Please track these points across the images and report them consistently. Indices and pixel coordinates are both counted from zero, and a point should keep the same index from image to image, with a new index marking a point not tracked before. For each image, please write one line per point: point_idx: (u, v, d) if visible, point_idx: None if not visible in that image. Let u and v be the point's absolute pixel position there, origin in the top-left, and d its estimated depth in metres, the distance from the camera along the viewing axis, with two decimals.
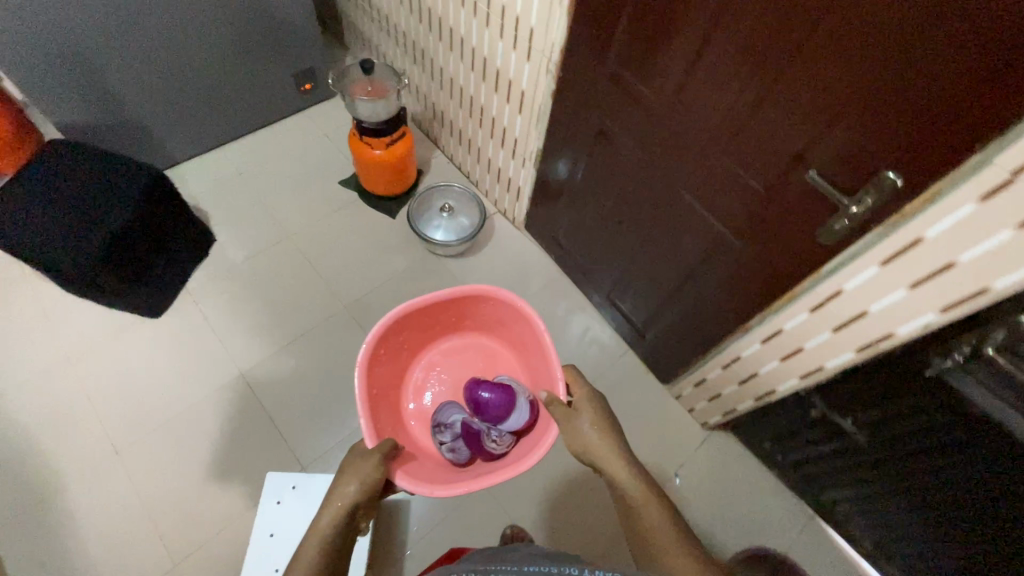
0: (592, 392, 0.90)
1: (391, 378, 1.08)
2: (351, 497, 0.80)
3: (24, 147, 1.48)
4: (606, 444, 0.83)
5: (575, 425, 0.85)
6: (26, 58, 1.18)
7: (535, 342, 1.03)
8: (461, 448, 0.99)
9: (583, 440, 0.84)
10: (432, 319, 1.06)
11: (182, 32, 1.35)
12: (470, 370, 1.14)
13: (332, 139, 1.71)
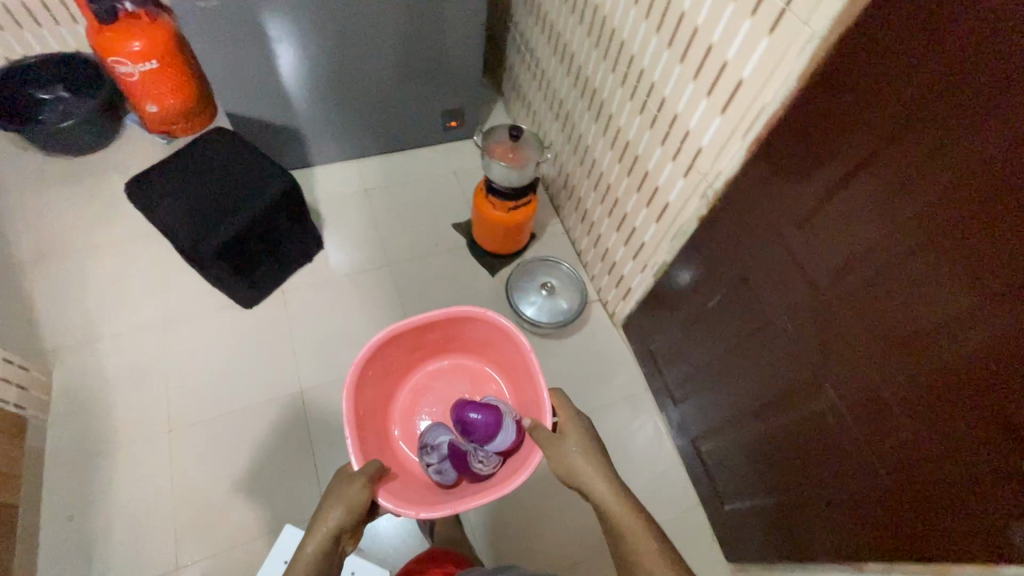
0: (577, 417, 0.88)
1: (377, 399, 1.06)
2: (333, 523, 0.76)
3: (197, 120, 1.66)
4: (590, 468, 0.81)
5: (562, 452, 0.82)
6: (221, 51, 1.29)
7: (522, 362, 1.03)
8: (449, 469, 0.97)
9: (572, 471, 0.81)
10: (419, 340, 1.06)
11: (358, 54, 1.41)
12: (459, 390, 1.14)
13: (459, 180, 1.71)
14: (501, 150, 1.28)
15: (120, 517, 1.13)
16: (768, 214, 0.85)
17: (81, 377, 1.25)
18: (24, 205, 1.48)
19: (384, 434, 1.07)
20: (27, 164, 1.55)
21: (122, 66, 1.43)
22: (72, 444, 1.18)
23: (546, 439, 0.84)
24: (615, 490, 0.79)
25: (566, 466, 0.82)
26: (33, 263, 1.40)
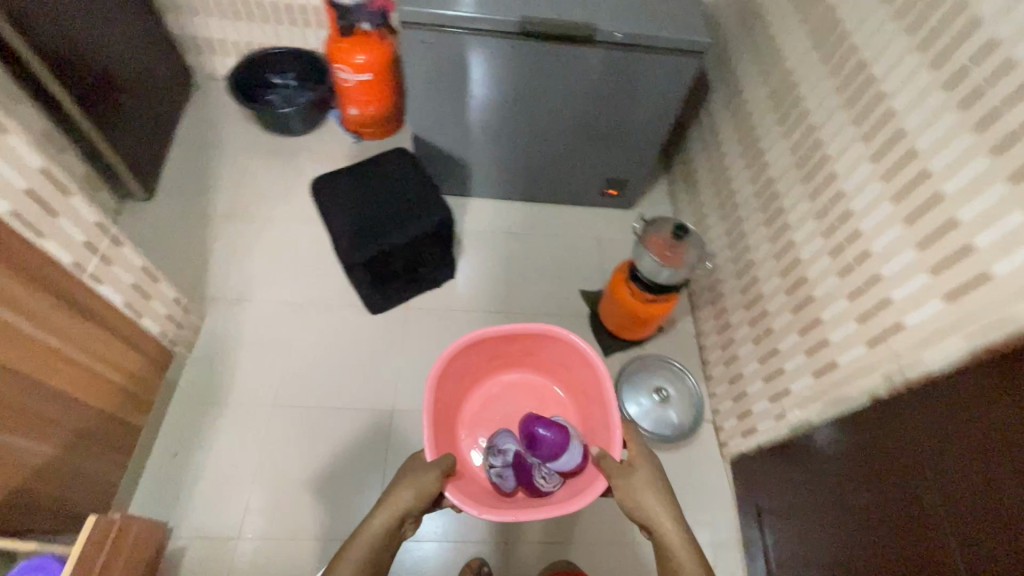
0: (646, 456, 0.95)
1: (453, 398, 1.16)
2: (406, 501, 0.86)
3: (384, 128, 1.82)
4: (658, 505, 0.88)
5: (632, 484, 0.90)
6: (428, 84, 1.39)
7: (595, 390, 1.10)
8: (509, 476, 1.04)
9: (641, 503, 0.89)
10: (500, 350, 1.15)
11: (546, 111, 1.44)
12: (526, 405, 1.22)
13: (600, 248, 1.68)
14: (658, 243, 1.21)
15: (211, 467, 1.23)
16: (966, 438, 0.69)
17: (224, 329, 1.41)
18: (233, 166, 1.73)
19: (453, 433, 1.16)
20: (247, 132, 1.81)
21: (344, 71, 1.60)
22: (198, 387, 1.32)
23: (622, 469, 0.92)
24: (679, 531, 0.86)
25: (636, 500, 0.89)
26: (223, 217, 1.61)
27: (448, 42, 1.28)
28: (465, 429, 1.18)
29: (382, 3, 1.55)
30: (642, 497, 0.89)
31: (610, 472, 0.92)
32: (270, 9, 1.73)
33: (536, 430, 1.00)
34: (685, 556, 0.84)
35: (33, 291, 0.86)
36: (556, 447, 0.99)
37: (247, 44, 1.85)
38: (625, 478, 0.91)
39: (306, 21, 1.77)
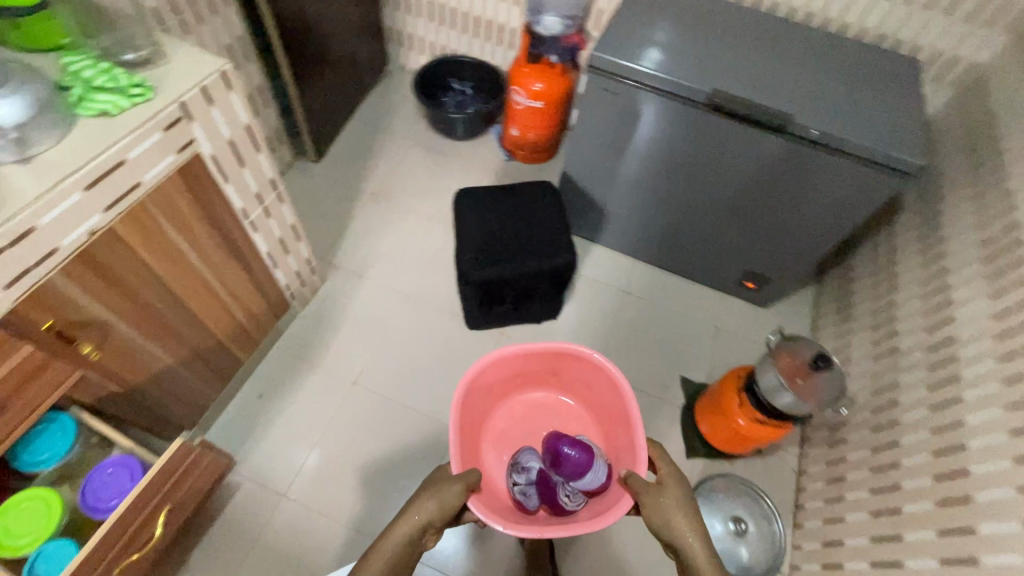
0: (676, 475, 0.87)
1: (479, 415, 1.16)
2: (428, 513, 0.81)
3: (538, 154, 1.84)
4: (686, 528, 0.80)
5: (660, 504, 0.82)
6: (595, 130, 1.37)
7: (618, 412, 1.08)
8: (533, 493, 1.01)
9: (670, 526, 0.81)
10: (524, 368, 1.15)
11: (704, 185, 1.36)
12: (548, 424, 1.21)
13: (716, 338, 1.55)
14: (789, 366, 1.09)
15: (284, 419, 1.30)
16: None
17: (338, 297, 1.50)
18: (394, 152, 1.86)
19: (478, 449, 1.15)
20: (416, 125, 1.94)
21: (518, 94, 1.65)
22: (299, 341, 1.42)
23: (651, 488, 0.84)
24: (711, 560, 0.77)
25: (666, 523, 0.81)
26: (371, 195, 1.74)
27: (627, 95, 1.26)
28: (488, 446, 1.18)
29: (575, 40, 1.59)
30: (671, 520, 0.81)
31: (638, 490, 0.85)
32: (472, 22, 1.85)
33: (559, 446, 0.97)
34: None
35: (205, 225, 0.97)
36: (580, 464, 0.95)
37: (443, 48, 1.99)
38: (654, 497, 0.83)
39: (501, 40, 1.86)
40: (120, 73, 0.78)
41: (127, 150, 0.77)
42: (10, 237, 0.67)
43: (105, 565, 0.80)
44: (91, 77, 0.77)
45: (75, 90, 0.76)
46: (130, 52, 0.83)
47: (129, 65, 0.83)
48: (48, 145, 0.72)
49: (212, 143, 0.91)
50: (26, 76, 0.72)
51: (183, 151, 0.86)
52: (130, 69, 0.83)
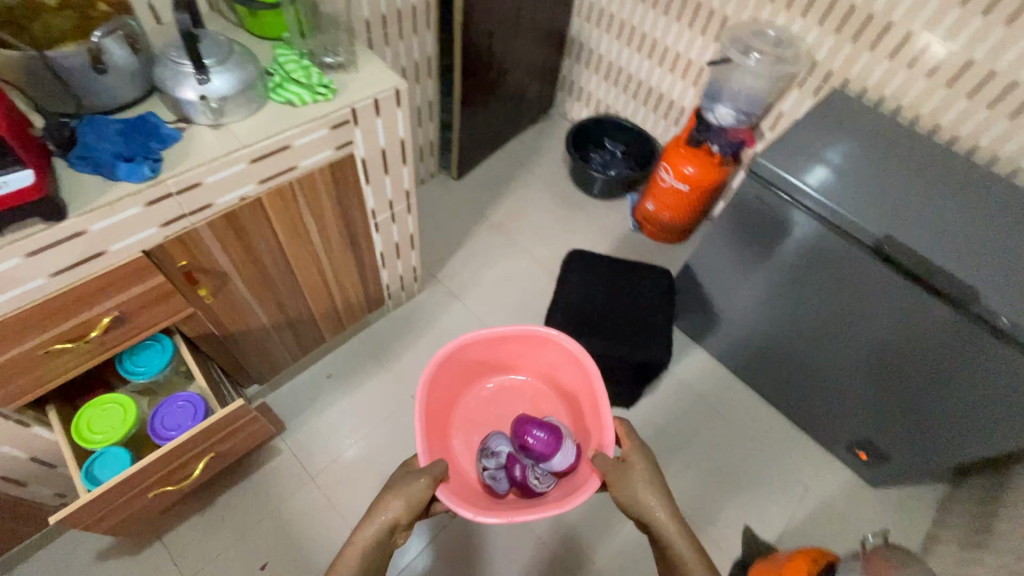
0: (639, 449, 0.94)
1: (448, 400, 1.20)
2: (395, 512, 0.81)
3: (667, 234, 1.80)
4: (647, 491, 0.88)
5: (628, 483, 0.89)
6: (734, 234, 1.28)
7: (584, 392, 1.14)
8: (503, 477, 1.07)
9: (640, 503, 0.88)
10: (494, 352, 1.19)
11: (826, 322, 1.22)
12: (517, 407, 1.26)
13: (800, 497, 1.35)
14: (879, 567, 0.90)
15: (340, 406, 1.36)
16: None
17: (429, 308, 1.56)
18: (527, 192, 1.93)
19: (447, 434, 1.19)
20: (556, 173, 2.00)
21: (665, 172, 1.64)
22: (380, 336, 1.49)
23: (618, 467, 0.91)
24: (671, 514, 0.87)
25: (637, 500, 0.88)
26: (492, 225, 1.81)
27: (781, 210, 1.15)
28: (458, 430, 1.21)
29: (744, 136, 1.49)
30: (641, 497, 0.88)
31: (608, 473, 0.91)
32: (644, 91, 1.86)
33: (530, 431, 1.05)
34: (690, 554, 0.84)
35: (336, 215, 1.05)
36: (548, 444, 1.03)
37: (606, 107, 2.02)
38: (622, 475, 0.90)
39: (667, 114, 1.84)
40: (314, 71, 0.87)
41: (294, 137, 0.85)
42: (181, 186, 0.76)
43: (146, 484, 0.87)
44: (290, 69, 0.87)
45: (276, 78, 0.87)
46: (329, 55, 0.93)
47: (325, 66, 0.93)
48: (237, 118, 0.82)
49: (367, 148, 0.99)
50: (241, 56, 0.81)
51: (340, 147, 0.94)
52: (325, 69, 0.93)
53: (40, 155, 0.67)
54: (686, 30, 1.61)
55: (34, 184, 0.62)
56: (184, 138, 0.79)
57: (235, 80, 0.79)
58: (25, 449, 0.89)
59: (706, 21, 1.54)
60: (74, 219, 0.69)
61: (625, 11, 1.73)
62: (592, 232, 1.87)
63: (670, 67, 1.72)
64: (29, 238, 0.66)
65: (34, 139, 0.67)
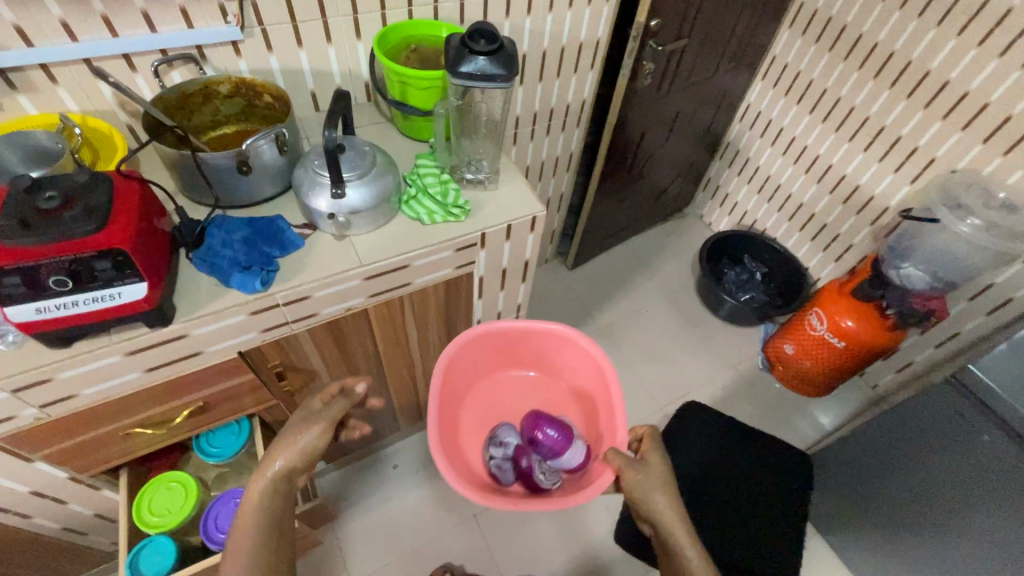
0: (656, 449, 0.84)
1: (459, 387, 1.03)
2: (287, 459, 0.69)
3: (808, 387, 1.54)
4: (656, 483, 0.79)
5: (642, 479, 0.79)
6: (892, 429, 1.06)
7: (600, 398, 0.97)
8: (508, 471, 0.93)
9: (648, 502, 0.78)
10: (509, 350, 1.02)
11: (969, 549, 0.94)
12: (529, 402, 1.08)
13: None
14: None
15: (399, 507, 1.26)
16: None
17: None
18: (644, 298, 1.77)
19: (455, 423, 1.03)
20: (680, 282, 1.82)
21: (817, 318, 1.41)
22: None
23: (629, 460, 0.81)
24: (675, 510, 0.77)
25: (647, 496, 0.78)
26: (599, 328, 1.66)
27: (984, 437, 0.87)
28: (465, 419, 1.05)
29: (937, 306, 1.20)
30: (653, 493, 0.78)
31: (619, 466, 0.80)
32: (804, 215, 1.62)
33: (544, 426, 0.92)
34: (695, 561, 0.73)
35: (439, 325, 0.98)
36: (559, 443, 0.90)
37: (752, 220, 1.81)
38: (635, 467, 0.80)
39: (827, 246, 1.59)
40: (452, 190, 0.80)
41: (416, 258, 0.78)
42: (289, 299, 0.71)
43: None
44: (428, 183, 0.81)
45: (410, 189, 0.81)
46: (471, 171, 0.86)
47: (465, 181, 0.85)
48: (363, 230, 0.77)
49: (488, 268, 0.91)
50: (382, 167, 0.76)
51: (461, 266, 0.86)
52: (464, 185, 0.86)
53: (164, 259, 0.64)
54: (875, 163, 1.37)
55: (145, 298, 0.59)
56: (306, 246, 0.75)
57: (367, 195, 0.74)
58: (91, 507, 0.88)
59: (905, 157, 1.30)
60: (179, 323, 0.66)
61: (800, 127, 1.53)
62: (709, 360, 1.64)
63: (844, 197, 1.48)
64: (132, 338, 0.63)
65: (165, 240, 0.65)
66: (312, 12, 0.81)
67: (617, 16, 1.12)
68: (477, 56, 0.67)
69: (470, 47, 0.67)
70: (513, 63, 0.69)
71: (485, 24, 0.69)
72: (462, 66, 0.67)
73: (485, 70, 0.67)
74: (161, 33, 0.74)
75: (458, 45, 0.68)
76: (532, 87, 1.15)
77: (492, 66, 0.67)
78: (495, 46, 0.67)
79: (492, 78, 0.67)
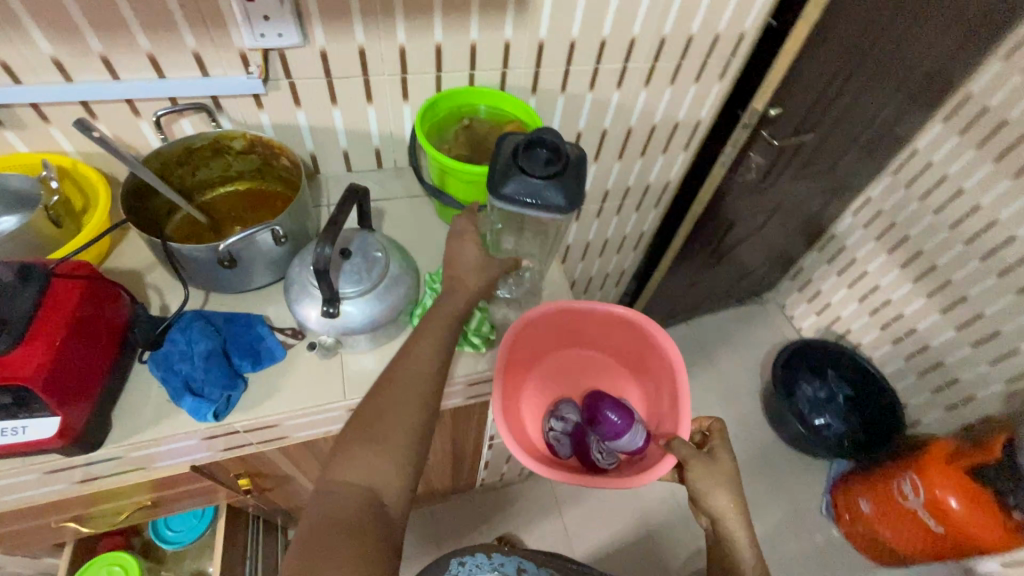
0: (727, 446, 0.65)
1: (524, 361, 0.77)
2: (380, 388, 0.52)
3: (877, 553, 1.26)
4: (719, 482, 0.62)
5: (704, 476, 0.62)
6: None
7: (666, 382, 0.71)
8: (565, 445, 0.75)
9: (706, 500, 0.62)
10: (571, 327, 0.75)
11: None
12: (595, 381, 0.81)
13: None
14: None
15: None
16: None
17: (522, 509, 1.27)
18: (698, 395, 1.54)
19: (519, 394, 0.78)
20: (744, 383, 1.57)
21: (910, 487, 1.15)
22: (455, 519, 1.24)
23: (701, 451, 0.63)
24: (738, 517, 0.61)
25: (709, 494, 0.62)
26: None
27: None
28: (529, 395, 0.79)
29: None
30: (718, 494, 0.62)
31: (686, 455, 0.62)
32: (915, 344, 1.34)
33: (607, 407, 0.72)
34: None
35: (444, 438, 0.83)
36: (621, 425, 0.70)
37: (845, 329, 1.54)
38: (704, 462, 0.62)
39: (937, 388, 1.31)
40: (478, 318, 0.65)
41: None
42: (249, 428, 0.58)
43: None
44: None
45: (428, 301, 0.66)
46: (508, 286, 0.71)
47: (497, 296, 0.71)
48: (357, 349, 0.62)
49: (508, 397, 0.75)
50: (391, 278, 0.61)
51: (476, 392, 0.70)
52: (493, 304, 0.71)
53: (102, 373, 0.53)
54: None
55: (55, 437, 0.48)
56: (286, 360, 0.61)
57: (364, 316, 0.59)
58: (31, 570, 0.80)
59: None
60: (111, 448, 0.54)
61: (930, 242, 1.24)
62: (762, 488, 1.40)
63: (976, 338, 1.19)
64: (47, 462, 0.53)
65: (109, 349, 0.53)
66: (351, 69, 0.67)
67: (727, 97, 0.91)
68: (530, 175, 0.50)
69: (522, 163, 0.51)
70: (578, 189, 0.51)
71: (550, 132, 0.52)
72: (507, 186, 0.50)
73: (535, 196, 0.50)
74: (170, 80, 0.62)
75: (509, 157, 0.52)
76: (609, 164, 0.96)
77: (545, 192, 0.50)
78: (555, 168, 0.50)
79: (543, 207, 0.50)
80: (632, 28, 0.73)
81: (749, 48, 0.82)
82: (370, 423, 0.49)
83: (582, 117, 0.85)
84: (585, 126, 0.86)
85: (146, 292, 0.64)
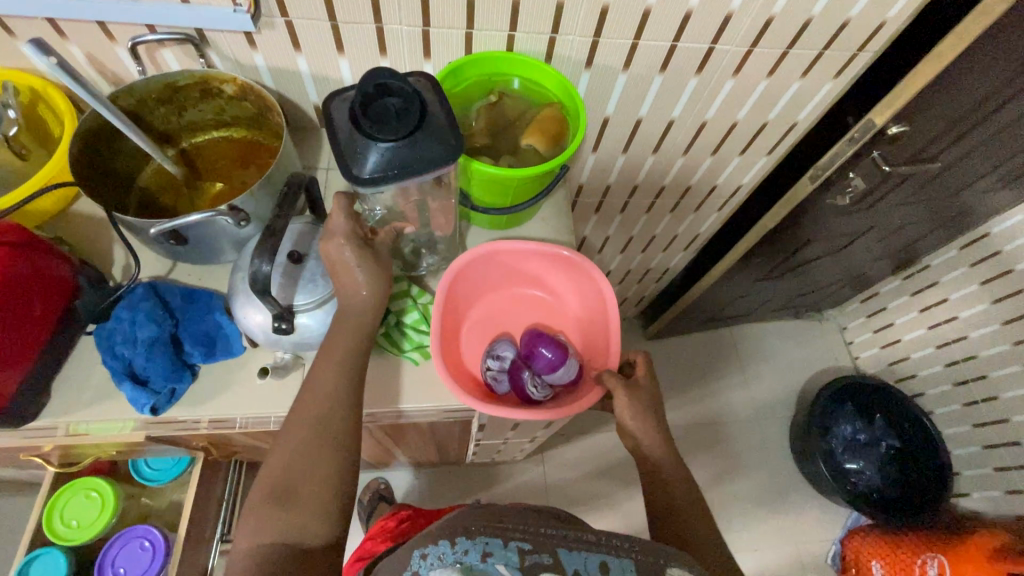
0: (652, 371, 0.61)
1: (467, 293, 0.64)
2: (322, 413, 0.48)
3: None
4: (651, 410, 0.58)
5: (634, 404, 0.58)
6: None
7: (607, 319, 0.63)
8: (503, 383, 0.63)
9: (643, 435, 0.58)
10: (517, 260, 0.64)
11: None
12: (532, 317, 0.68)
13: None
14: None
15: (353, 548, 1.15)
16: None
17: (512, 493, 1.23)
18: (724, 409, 1.42)
19: (456, 329, 0.64)
20: (777, 404, 1.44)
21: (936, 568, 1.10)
22: (443, 488, 1.22)
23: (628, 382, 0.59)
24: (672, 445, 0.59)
25: (639, 424, 0.58)
26: None
27: None
28: (465, 329, 0.65)
29: None
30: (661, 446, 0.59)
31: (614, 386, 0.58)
32: (992, 412, 1.17)
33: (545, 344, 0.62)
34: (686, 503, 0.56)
35: (424, 435, 0.77)
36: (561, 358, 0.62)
37: (911, 373, 1.35)
38: (630, 390, 0.58)
39: (1000, 467, 1.17)
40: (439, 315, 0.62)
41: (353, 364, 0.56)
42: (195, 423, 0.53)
43: None
44: (410, 319, 0.60)
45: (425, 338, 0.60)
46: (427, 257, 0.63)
47: (419, 270, 0.63)
48: None
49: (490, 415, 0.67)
50: None
51: (451, 412, 0.62)
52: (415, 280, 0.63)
53: (38, 345, 0.49)
54: None
55: None
56: (243, 357, 0.55)
57: (318, 335, 0.52)
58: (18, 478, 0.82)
59: None
60: (49, 419, 0.51)
61: None
62: (771, 520, 1.31)
63: None
64: None
65: (50, 314, 0.49)
66: (360, 15, 0.54)
67: (837, 99, 0.71)
68: (386, 140, 0.43)
69: (369, 130, 0.43)
70: (447, 134, 0.45)
71: (381, 72, 0.43)
72: (366, 167, 0.43)
73: (405, 162, 0.43)
74: (145, 3, 0.51)
75: (351, 124, 0.44)
76: (670, 158, 0.80)
77: (418, 149, 0.44)
78: (410, 120, 0.43)
79: (420, 170, 0.44)
80: (732, 2, 0.55)
81: (885, 44, 0.62)
82: (307, 458, 0.46)
83: (646, 104, 0.69)
84: (646, 114, 0.71)
85: (113, 247, 0.58)
